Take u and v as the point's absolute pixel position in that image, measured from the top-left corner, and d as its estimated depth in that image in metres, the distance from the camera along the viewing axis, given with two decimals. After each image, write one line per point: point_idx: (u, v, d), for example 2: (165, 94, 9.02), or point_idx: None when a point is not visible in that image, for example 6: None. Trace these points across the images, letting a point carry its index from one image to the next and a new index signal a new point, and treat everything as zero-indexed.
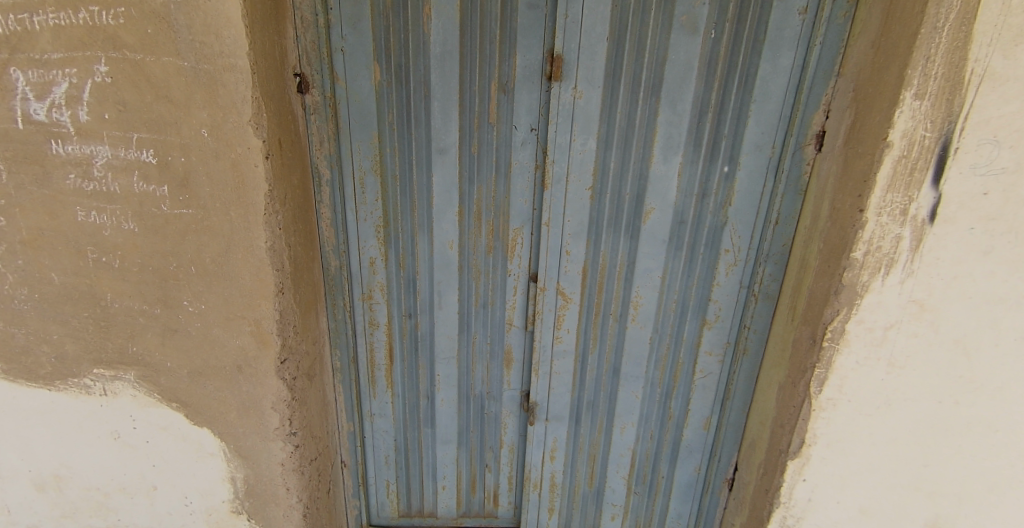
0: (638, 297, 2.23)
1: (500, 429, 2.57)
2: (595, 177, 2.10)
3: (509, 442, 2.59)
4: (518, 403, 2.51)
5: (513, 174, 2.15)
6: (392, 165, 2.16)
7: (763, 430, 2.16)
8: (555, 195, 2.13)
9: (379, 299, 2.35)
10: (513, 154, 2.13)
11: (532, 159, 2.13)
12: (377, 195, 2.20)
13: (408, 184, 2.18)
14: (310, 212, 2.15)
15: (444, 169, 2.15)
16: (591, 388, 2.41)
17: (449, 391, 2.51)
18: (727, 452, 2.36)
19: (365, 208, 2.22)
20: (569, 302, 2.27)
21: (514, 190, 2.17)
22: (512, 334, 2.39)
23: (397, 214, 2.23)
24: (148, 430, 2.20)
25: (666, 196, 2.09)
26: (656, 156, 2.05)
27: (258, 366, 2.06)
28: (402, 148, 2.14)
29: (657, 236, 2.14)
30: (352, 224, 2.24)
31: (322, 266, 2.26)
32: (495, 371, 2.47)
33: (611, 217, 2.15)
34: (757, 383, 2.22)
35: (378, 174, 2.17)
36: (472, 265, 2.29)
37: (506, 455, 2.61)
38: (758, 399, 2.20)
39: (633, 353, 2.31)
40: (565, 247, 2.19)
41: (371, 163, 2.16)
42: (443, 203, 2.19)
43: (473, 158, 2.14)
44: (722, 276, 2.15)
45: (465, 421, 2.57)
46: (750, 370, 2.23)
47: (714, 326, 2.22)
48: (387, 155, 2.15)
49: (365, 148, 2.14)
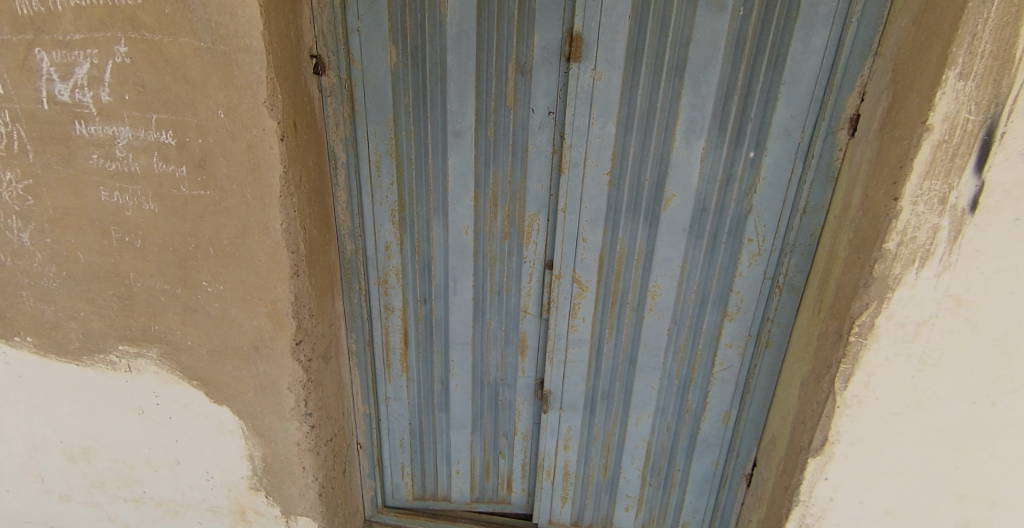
0: (656, 286, 2.16)
1: (514, 416, 2.55)
2: (614, 162, 2.03)
3: (523, 429, 2.57)
4: (533, 391, 2.48)
5: (530, 158, 2.10)
6: (407, 148, 2.14)
7: (784, 427, 2.08)
8: (573, 180, 2.08)
9: (395, 283, 2.35)
10: (530, 138, 2.08)
11: (550, 143, 2.07)
12: (393, 179, 2.18)
13: (425, 167, 2.16)
14: (327, 195, 2.15)
15: (460, 152, 2.11)
16: (607, 378, 2.36)
17: (463, 377, 2.50)
18: (746, 448, 2.29)
19: (381, 191, 2.21)
20: (586, 290, 2.22)
21: (531, 174, 2.13)
22: (527, 321, 2.36)
23: (413, 198, 2.21)
24: (171, 406, 2.25)
25: (688, 182, 2.01)
26: (678, 141, 1.97)
27: (274, 347, 2.09)
28: (418, 131, 2.11)
29: (678, 223, 2.07)
30: (368, 207, 2.23)
31: (338, 250, 2.26)
32: (510, 358, 2.45)
33: (630, 204, 2.08)
34: (779, 378, 2.14)
35: (394, 157, 2.15)
36: (488, 251, 2.26)
37: (520, 442, 2.59)
38: (780, 395, 2.12)
39: (650, 343, 2.25)
40: (582, 233, 2.14)
41: (387, 146, 2.14)
42: (459, 187, 2.16)
43: (489, 141, 2.10)
44: (745, 266, 2.07)
45: (480, 407, 2.56)
46: (772, 364, 2.15)
47: (735, 318, 2.14)
48: (404, 138, 2.13)
49: (381, 131, 2.12)
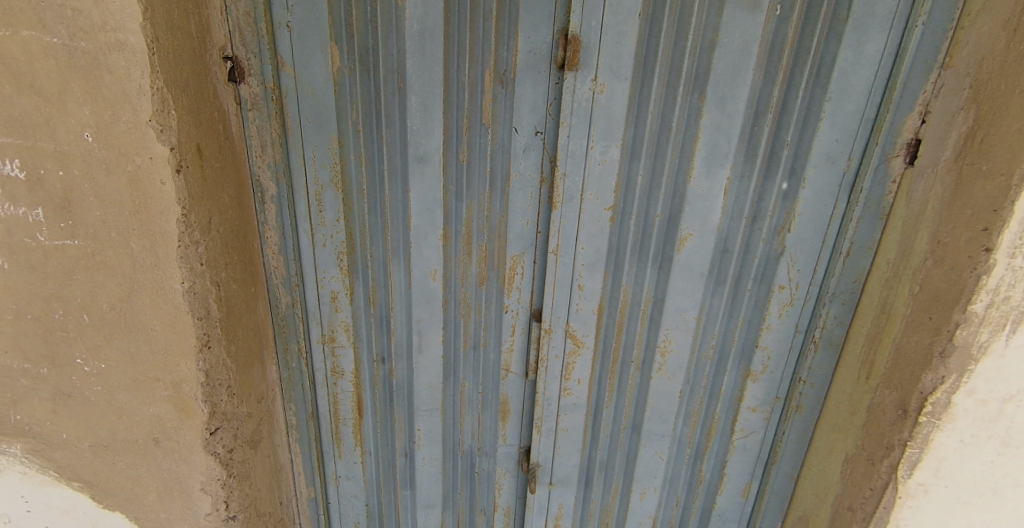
0: (666, 341, 1.77)
1: (493, 490, 2.14)
2: (618, 194, 1.63)
3: (504, 504, 2.16)
4: (516, 461, 2.07)
5: (513, 189, 1.68)
6: (356, 176, 1.67)
7: (821, 508, 1.74)
8: (568, 216, 1.66)
9: (344, 341, 1.87)
10: (513, 164, 1.66)
11: (538, 170, 1.66)
12: (339, 213, 1.70)
13: (379, 199, 1.70)
14: (251, 236, 1.66)
15: (424, 182, 1.67)
16: (605, 447, 1.97)
17: (431, 448, 2.06)
18: (768, 525, 1.96)
19: (324, 229, 1.72)
20: (581, 346, 1.80)
21: (513, 208, 1.71)
22: (508, 383, 1.94)
23: (365, 237, 1.74)
24: (46, 513, 1.69)
25: (708, 219, 1.63)
26: (696, 168, 1.59)
27: (180, 439, 1.62)
28: (370, 155, 1.65)
29: (695, 267, 1.68)
30: (305, 250, 1.74)
31: (268, 304, 1.77)
32: (488, 424, 2.03)
33: (636, 243, 1.68)
34: (810, 447, 1.80)
35: (340, 188, 1.68)
36: (460, 301, 1.83)
37: (501, 520, 2.18)
38: (814, 468, 1.78)
39: (657, 408, 1.87)
40: (577, 280, 1.72)
41: (330, 174, 1.66)
42: (423, 223, 1.72)
43: (461, 168, 1.67)
44: (774, 318, 1.71)
45: (452, 482, 2.13)
46: (802, 429, 1.82)
47: (760, 379, 1.79)
48: (351, 163, 1.66)
49: (321, 154, 1.64)
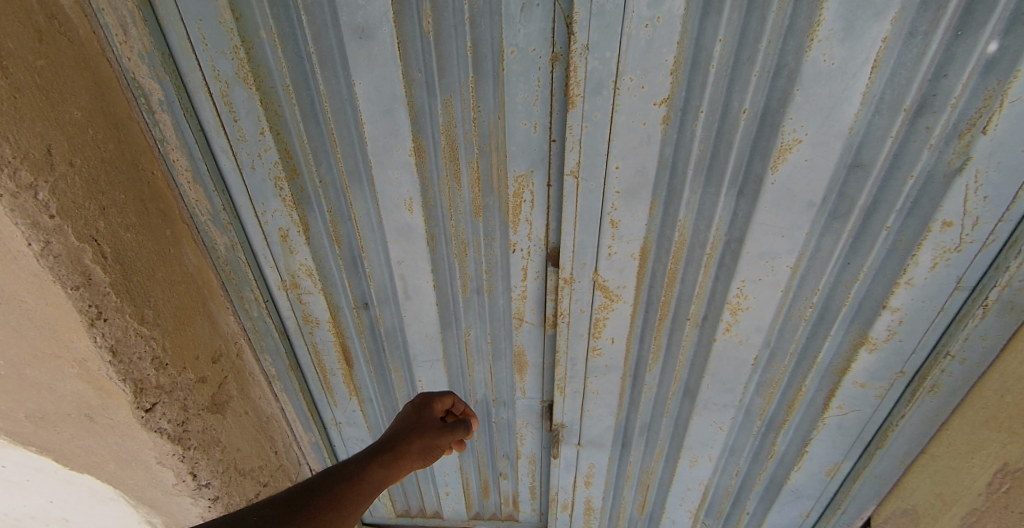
0: (740, 298, 1.18)
1: (516, 439, 1.79)
2: (677, 76, 0.95)
3: (528, 453, 1.82)
4: (539, 415, 1.68)
5: (508, 75, 1.07)
6: (274, 63, 1.10)
7: (946, 513, 1.29)
8: (596, 115, 1.00)
9: (310, 288, 1.44)
10: (508, 33, 1.03)
11: (548, 41, 1.03)
12: (262, 121, 1.16)
13: (313, 98, 1.14)
14: (144, 162, 1.19)
15: (371, 68, 1.08)
16: (648, 412, 1.51)
17: None
18: (856, 508, 1.49)
19: (246, 145, 1.20)
20: (617, 301, 1.26)
21: (512, 103, 1.11)
22: (524, 334, 1.47)
23: (308, 154, 1.22)
24: (21, 470, 1.56)
25: (832, 117, 0.92)
26: (827, 17, 0.85)
27: (113, 416, 1.31)
28: (288, 30, 1.07)
29: (798, 194, 1.01)
30: (225, 175, 1.24)
31: (200, 246, 1.34)
32: (503, 374, 1.61)
33: (703, 156, 1.03)
34: (939, 436, 1.25)
35: (252, 85, 1.12)
36: (451, 237, 1.32)
37: (525, 466, 1.86)
38: (940, 462, 1.27)
39: (721, 376, 1.33)
40: (608, 213, 1.12)
41: (233, 64, 1.10)
42: (382, 132, 1.16)
43: (428, 45, 1.06)
44: (922, 269, 1.05)
45: None
46: (930, 413, 1.24)
47: (879, 348, 1.18)
48: (262, 45, 1.08)
49: (212, 34, 1.07)
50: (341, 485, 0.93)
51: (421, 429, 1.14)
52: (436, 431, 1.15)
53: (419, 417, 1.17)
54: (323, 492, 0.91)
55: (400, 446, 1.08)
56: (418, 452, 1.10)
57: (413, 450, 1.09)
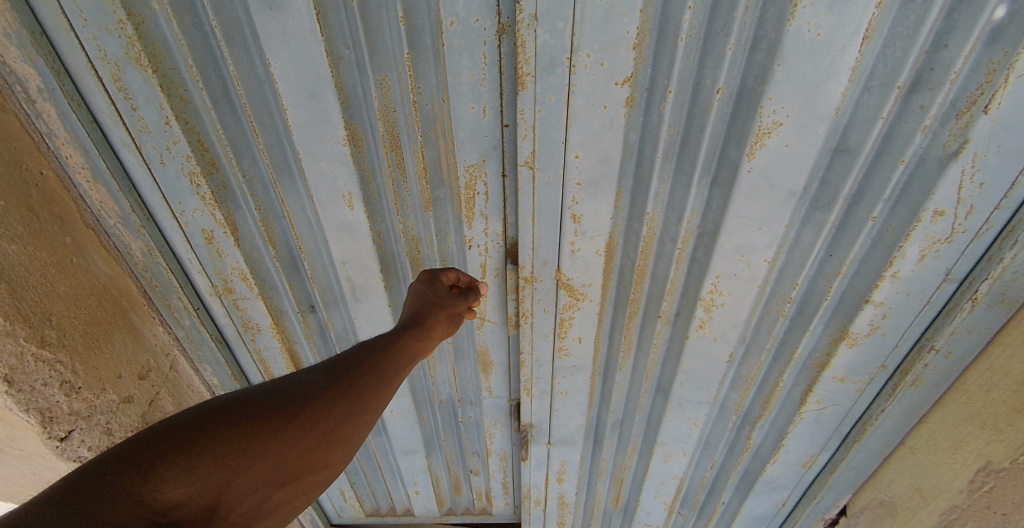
0: (715, 294, 1.07)
1: (484, 436, 1.69)
2: (641, 51, 0.82)
3: (499, 450, 1.73)
4: (507, 412, 1.58)
5: (449, 51, 0.93)
6: (172, 40, 0.93)
7: (925, 507, 1.24)
8: (549, 98, 0.87)
9: (248, 292, 1.26)
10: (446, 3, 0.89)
11: (493, 11, 0.89)
12: (165, 109, 0.99)
13: (224, 79, 0.98)
14: (28, 160, 1.01)
15: (288, 45, 0.92)
16: (620, 408, 1.42)
17: (400, 402, 1.55)
18: (832, 496, 1.39)
19: (150, 137, 1.03)
20: (583, 299, 1.15)
21: (456, 83, 0.96)
22: (487, 333, 1.35)
23: (226, 145, 1.05)
24: None
25: (816, 98, 0.80)
26: None
27: (25, 447, 1.17)
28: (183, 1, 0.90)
29: (779, 183, 0.90)
30: (129, 172, 1.07)
31: (112, 253, 1.16)
32: (467, 373, 1.50)
33: (673, 142, 0.91)
34: (918, 426, 1.17)
35: (148, 66, 0.95)
36: (400, 233, 1.18)
37: (496, 463, 1.78)
38: (920, 454, 1.19)
39: (695, 373, 1.23)
40: (569, 207, 1.01)
41: (121, 43, 0.92)
42: (308, 119, 1.01)
43: (353, 16, 0.90)
44: (909, 262, 0.95)
45: (433, 430, 1.69)
46: (912, 405, 1.15)
47: (860, 343, 1.08)
48: (154, 18, 0.91)
49: (91, 6, 0.89)
50: (376, 357, 0.86)
51: (439, 302, 0.99)
52: (453, 300, 1.01)
53: (433, 290, 1.01)
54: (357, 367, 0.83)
55: (429, 313, 0.96)
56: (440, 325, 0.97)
57: (443, 322, 0.98)
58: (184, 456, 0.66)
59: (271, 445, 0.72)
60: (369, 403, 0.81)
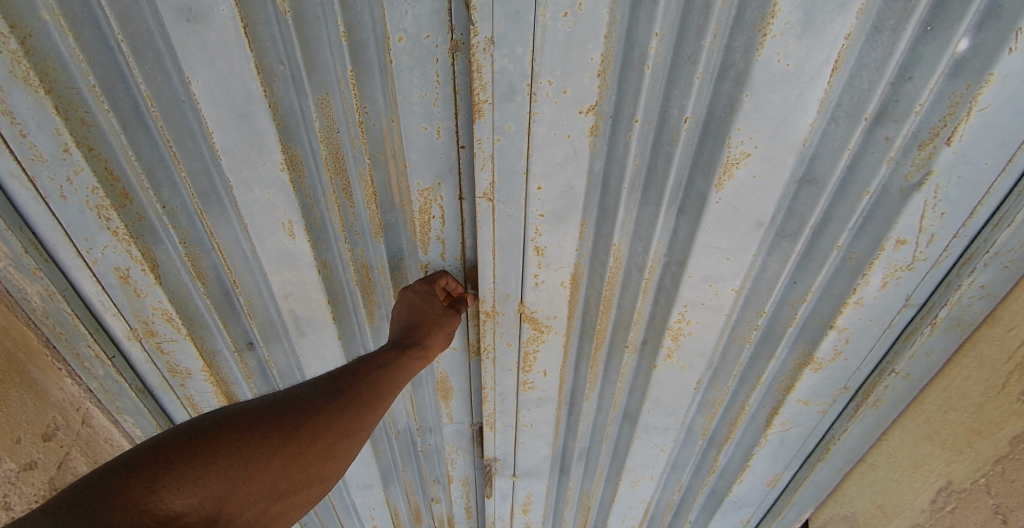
0: (683, 325, 1.05)
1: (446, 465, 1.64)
2: (604, 79, 0.77)
3: (460, 475, 1.66)
4: (468, 437, 1.52)
5: (398, 68, 0.85)
6: (67, 55, 0.80)
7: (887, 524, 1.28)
8: (509, 126, 0.81)
9: (174, 334, 1.11)
10: (391, 16, 0.81)
11: (445, 25, 0.82)
12: (63, 134, 0.85)
13: (134, 98, 0.86)
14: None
15: (210, 62, 0.81)
16: (586, 437, 1.38)
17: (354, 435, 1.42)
18: (796, 512, 1.39)
19: (46, 167, 0.88)
20: (548, 332, 1.10)
21: (405, 103, 0.88)
22: (446, 357, 1.28)
23: (141, 173, 0.91)
24: None
25: (784, 130, 0.78)
26: (783, 8, 0.68)
27: None
28: (80, 11, 0.78)
29: (745, 213, 0.87)
30: (22, 205, 0.93)
31: (2, 302, 1.06)
32: (427, 399, 1.42)
33: (639, 172, 0.88)
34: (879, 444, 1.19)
35: (39, 86, 0.81)
36: (348, 261, 1.08)
37: (458, 489, 1.72)
38: (881, 472, 1.22)
39: (662, 401, 1.20)
40: (532, 240, 0.95)
41: (2, 60, 0.78)
42: (239, 144, 0.89)
43: (287, 30, 0.81)
44: (872, 289, 0.94)
45: (392, 460, 1.56)
46: (872, 425, 1.15)
47: (824, 368, 1.07)
48: (46, 31, 0.78)
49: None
50: (371, 374, 0.94)
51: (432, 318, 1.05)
52: (444, 317, 1.07)
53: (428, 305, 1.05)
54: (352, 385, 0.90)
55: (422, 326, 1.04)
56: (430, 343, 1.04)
57: (432, 338, 1.05)
58: (195, 466, 0.75)
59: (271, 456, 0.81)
60: (365, 419, 0.90)
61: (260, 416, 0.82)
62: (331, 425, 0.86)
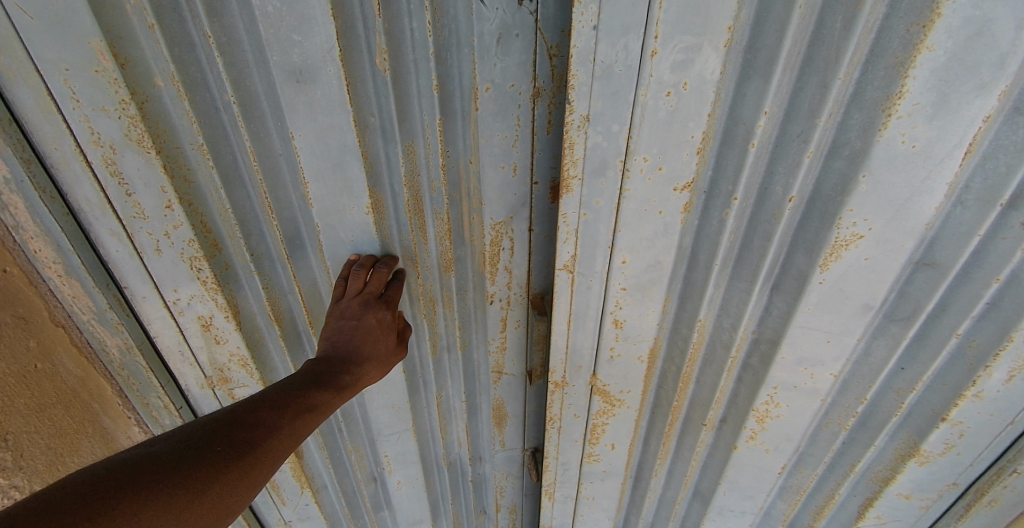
0: (773, 409, 0.96)
1: (495, 493, 1.53)
2: (704, 155, 0.73)
3: (508, 504, 1.57)
4: (521, 462, 1.45)
5: (483, 115, 0.83)
6: (178, 116, 0.79)
7: None
8: (596, 201, 0.78)
9: (246, 380, 1.09)
10: (481, 69, 0.79)
11: (531, 76, 0.81)
12: (168, 192, 0.84)
13: (235, 159, 0.84)
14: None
15: (313, 117, 0.80)
16: (653, 513, 1.29)
17: (408, 470, 1.37)
18: None
19: (145, 223, 0.87)
20: (620, 407, 1.05)
21: (485, 145, 0.86)
22: (503, 386, 1.22)
23: (236, 226, 0.89)
24: None
25: (902, 213, 0.71)
26: (913, 89, 0.62)
27: None
28: (196, 77, 0.77)
29: (852, 296, 0.79)
30: (114, 260, 0.93)
31: (80, 356, 1.08)
32: (481, 430, 1.34)
33: (732, 249, 0.82)
34: None
35: (150, 147, 0.80)
36: (416, 296, 1.03)
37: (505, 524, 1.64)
38: None
39: (742, 484, 1.11)
40: (611, 312, 0.90)
41: (120, 124, 0.78)
42: (331, 193, 0.88)
43: (384, 85, 0.79)
44: (994, 383, 0.84)
45: (441, 493, 1.48)
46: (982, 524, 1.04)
47: (931, 461, 0.96)
48: (159, 95, 0.77)
49: (85, 86, 0.75)
50: (305, 410, 0.79)
51: (375, 348, 0.92)
52: (388, 349, 0.95)
53: (378, 332, 0.92)
54: (281, 423, 0.74)
55: (362, 361, 0.90)
56: (364, 376, 0.91)
57: (370, 370, 0.92)
58: None
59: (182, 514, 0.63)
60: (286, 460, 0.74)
61: (159, 470, 0.64)
62: (257, 471, 0.69)
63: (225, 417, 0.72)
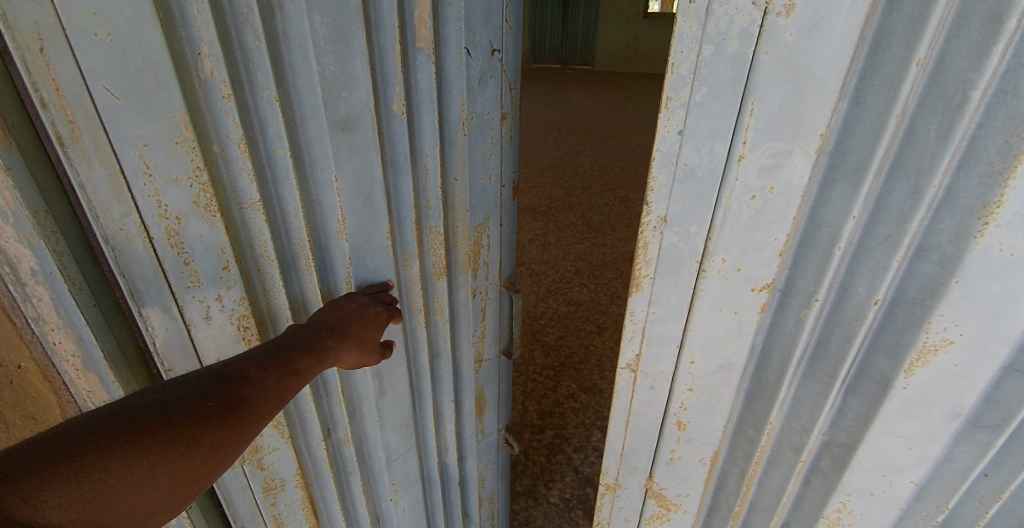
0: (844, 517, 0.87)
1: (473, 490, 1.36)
2: (784, 256, 0.71)
3: (488, 494, 1.40)
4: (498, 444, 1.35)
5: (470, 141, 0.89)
6: (241, 176, 0.75)
7: None
8: (668, 300, 0.75)
9: (275, 442, 0.96)
10: (468, 103, 0.86)
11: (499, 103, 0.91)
12: (228, 253, 0.78)
13: (285, 216, 0.80)
14: (6, 355, 0.87)
15: (351, 157, 0.81)
16: None
17: (411, 492, 1.20)
18: None
19: (199, 293, 0.79)
20: (676, 510, 1.01)
21: (471, 166, 0.92)
22: (484, 374, 1.18)
23: (284, 275, 0.84)
24: None
25: (998, 325, 0.64)
26: (1013, 197, 0.57)
27: None
28: (257, 136, 0.74)
29: (939, 403, 0.72)
30: (157, 344, 0.80)
31: None
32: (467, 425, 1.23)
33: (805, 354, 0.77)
34: None
35: (217, 212, 0.75)
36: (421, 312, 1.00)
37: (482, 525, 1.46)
38: None
39: None
40: (675, 414, 0.87)
41: (190, 193, 0.72)
42: (360, 224, 0.86)
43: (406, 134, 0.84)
44: None
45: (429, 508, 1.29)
46: None
47: None
48: (224, 157, 0.73)
49: (161, 161, 0.69)
50: (286, 373, 0.72)
51: (365, 328, 0.84)
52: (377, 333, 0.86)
53: (369, 316, 0.84)
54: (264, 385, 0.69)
55: (349, 339, 0.82)
56: (350, 352, 0.83)
57: (356, 349, 0.83)
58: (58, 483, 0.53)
59: (157, 473, 0.59)
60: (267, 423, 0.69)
61: (140, 419, 0.60)
62: (243, 428, 0.66)
63: (208, 374, 0.67)
